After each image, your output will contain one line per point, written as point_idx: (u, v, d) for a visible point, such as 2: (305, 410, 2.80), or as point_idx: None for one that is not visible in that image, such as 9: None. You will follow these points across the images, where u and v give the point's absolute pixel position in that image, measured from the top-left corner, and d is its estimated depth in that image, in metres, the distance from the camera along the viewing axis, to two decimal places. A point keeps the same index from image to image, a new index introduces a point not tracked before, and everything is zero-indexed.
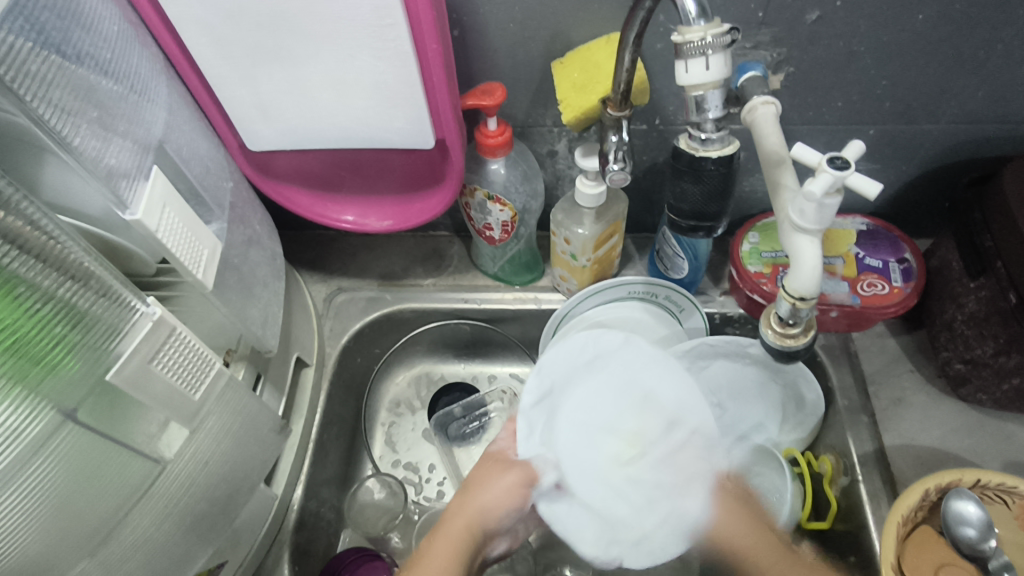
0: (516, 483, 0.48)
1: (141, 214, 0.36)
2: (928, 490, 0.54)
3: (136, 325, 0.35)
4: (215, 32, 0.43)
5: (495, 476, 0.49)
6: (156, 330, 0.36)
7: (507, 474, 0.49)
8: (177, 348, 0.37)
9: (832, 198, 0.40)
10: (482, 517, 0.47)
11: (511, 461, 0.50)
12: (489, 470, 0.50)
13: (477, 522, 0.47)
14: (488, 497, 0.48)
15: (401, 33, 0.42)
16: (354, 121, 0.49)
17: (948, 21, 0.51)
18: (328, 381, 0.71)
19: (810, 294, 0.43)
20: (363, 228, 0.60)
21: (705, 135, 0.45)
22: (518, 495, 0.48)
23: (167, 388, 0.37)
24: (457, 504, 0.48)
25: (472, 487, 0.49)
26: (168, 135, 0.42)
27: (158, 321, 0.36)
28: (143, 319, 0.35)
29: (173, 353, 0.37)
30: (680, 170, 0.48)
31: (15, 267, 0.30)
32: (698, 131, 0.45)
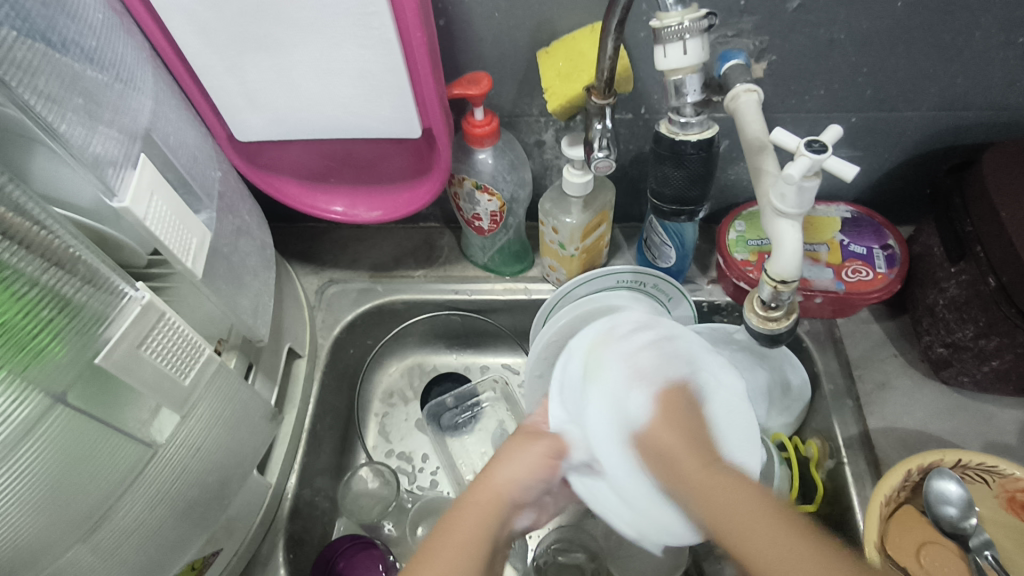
0: (545, 454, 0.47)
1: (129, 201, 0.36)
2: (911, 470, 0.55)
3: (124, 310, 0.35)
4: (200, 21, 0.43)
5: (526, 447, 0.47)
6: (145, 315, 0.36)
7: (535, 447, 0.47)
8: (166, 334, 0.38)
9: (811, 180, 0.40)
10: (512, 484, 0.45)
11: (540, 432, 0.48)
12: (518, 443, 0.48)
13: (508, 489, 0.44)
14: (513, 465, 0.46)
15: (384, 21, 0.42)
16: (341, 111, 0.50)
17: (926, 8, 0.52)
18: (321, 371, 0.71)
19: (792, 276, 0.44)
20: (353, 218, 0.61)
21: (685, 119, 0.45)
22: (545, 466, 0.46)
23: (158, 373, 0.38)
24: (487, 472, 0.46)
25: (499, 462, 0.46)
26: (156, 124, 0.42)
27: (147, 306, 0.36)
28: (132, 304, 0.35)
29: (163, 339, 0.37)
30: (662, 156, 0.49)
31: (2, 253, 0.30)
32: (678, 116, 0.45)
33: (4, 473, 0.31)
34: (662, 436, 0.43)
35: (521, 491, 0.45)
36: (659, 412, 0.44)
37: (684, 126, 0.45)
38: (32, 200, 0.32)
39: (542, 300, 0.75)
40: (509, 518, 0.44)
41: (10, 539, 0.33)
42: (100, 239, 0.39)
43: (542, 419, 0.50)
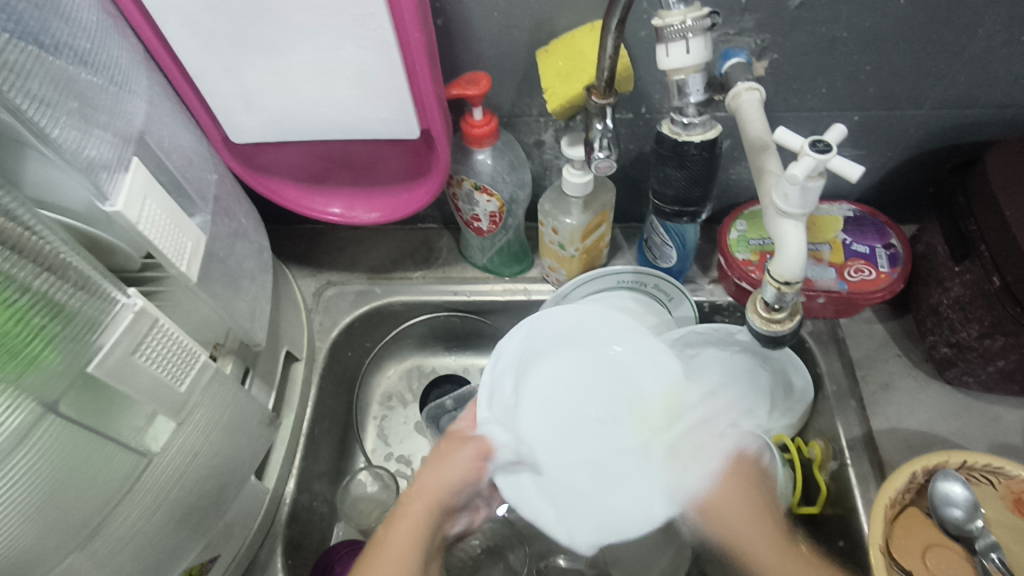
0: (475, 457, 0.47)
1: (122, 206, 0.36)
2: (915, 473, 0.54)
3: (117, 317, 0.35)
4: (196, 22, 0.42)
5: (454, 453, 0.47)
6: (139, 321, 0.35)
7: (463, 452, 0.47)
8: (161, 340, 0.37)
9: (815, 181, 0.40)
10: (442, 495, 0.47)
11: (469, 435, 0.48)
12: (448, 448, 0.48)
13: (437, 499, 0.46)
14: (441, 474, 0.47)
15: (383, 21, 0.42)
16: (338, 112, 0.49)
17: (929, 6, 0.51)
18: (319, 375, 0.71)
19: (795, 278, 0.43)
20: (350, 220, 0.60)
21: (688, 119, 0.44)
22: (474, 469, 0.47)
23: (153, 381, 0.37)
24: (418, 482, 0.47)
25: (428, 470, 0.48)
26: (149, 127, 0.41)
27: (140, 313, 0.35)
28: (125, 310, 0.35)
29: (157, 345, 0.37)
30: (664, 156, 0.48)
31: None
32: (680, 116, 0.44)
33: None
34: (716, 496, 0.46)
35: (450, 497, 0.47)
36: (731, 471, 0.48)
37: (688, 127, 0.44)
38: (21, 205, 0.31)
39: (542, 301, 0.74)
40: (440, 525, 0.47)
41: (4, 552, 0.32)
42: (92, 244, 0.38)
43: (468, 425, 0.50)
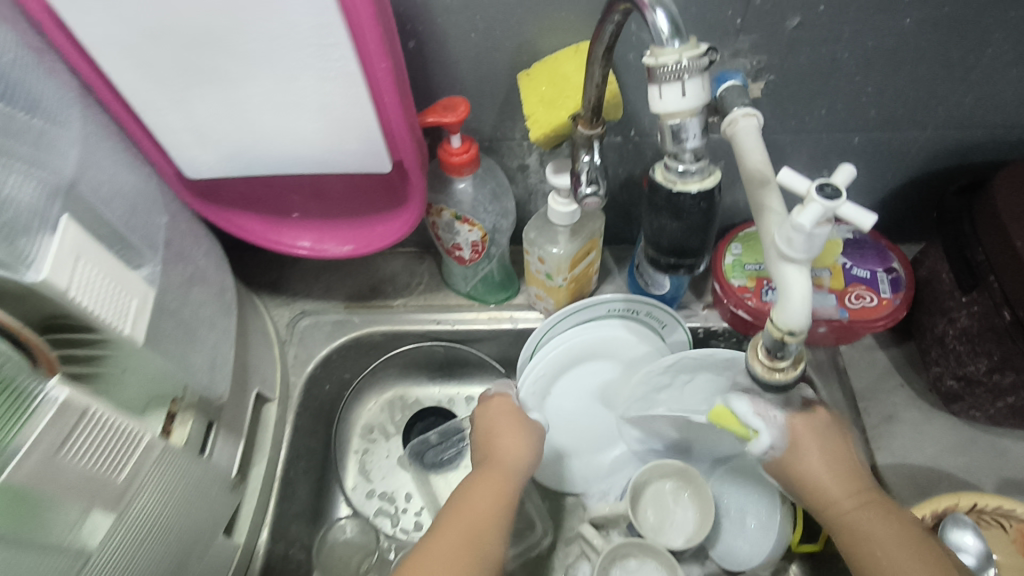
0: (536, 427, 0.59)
1: (48, 273, 0.32)
2: (925, 517, 0.52)
3: (37, 412, 0.30)
4: (137, 54, 0.38)
5: (514, 428, 0.57)
6: (66, 412, 0.30)
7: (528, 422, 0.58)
8: (93, 431, 0.32)
9: (822, 228, 0.36)
10: (520, 464, 0.54)
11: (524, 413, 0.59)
12: (512, 421, 0.57)
13: (516, 463, 0.54)
14: (516, 438, 0.56)
15: (346, 52, 0.37)
16: (302, 145, 0.45)
17: (935, 27, 0.48)
18: (294, 414, 0.67)
19: (800, 327, 0.39)
20: (321, 253, 0.55)
21: (683, 165, 0.39)
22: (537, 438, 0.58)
23: (85, 475, 0.32)
24: (493, 449, 0.55)
25: (500, 442, 0.55)
26: (83, 174, 0.37)
27: (64, 406, 0.30)
28: (45, 405, 0.30)
29: (88, 437, 0.32)
30: (657, 205, 0.44)
31: None
32: (675, 163, 0.40)
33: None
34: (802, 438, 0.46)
35: (525, 466, 0.54)
36: (806, 429, 0.46)
37: (682, 176, 0.40)
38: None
39: (529, 330, 0.71)
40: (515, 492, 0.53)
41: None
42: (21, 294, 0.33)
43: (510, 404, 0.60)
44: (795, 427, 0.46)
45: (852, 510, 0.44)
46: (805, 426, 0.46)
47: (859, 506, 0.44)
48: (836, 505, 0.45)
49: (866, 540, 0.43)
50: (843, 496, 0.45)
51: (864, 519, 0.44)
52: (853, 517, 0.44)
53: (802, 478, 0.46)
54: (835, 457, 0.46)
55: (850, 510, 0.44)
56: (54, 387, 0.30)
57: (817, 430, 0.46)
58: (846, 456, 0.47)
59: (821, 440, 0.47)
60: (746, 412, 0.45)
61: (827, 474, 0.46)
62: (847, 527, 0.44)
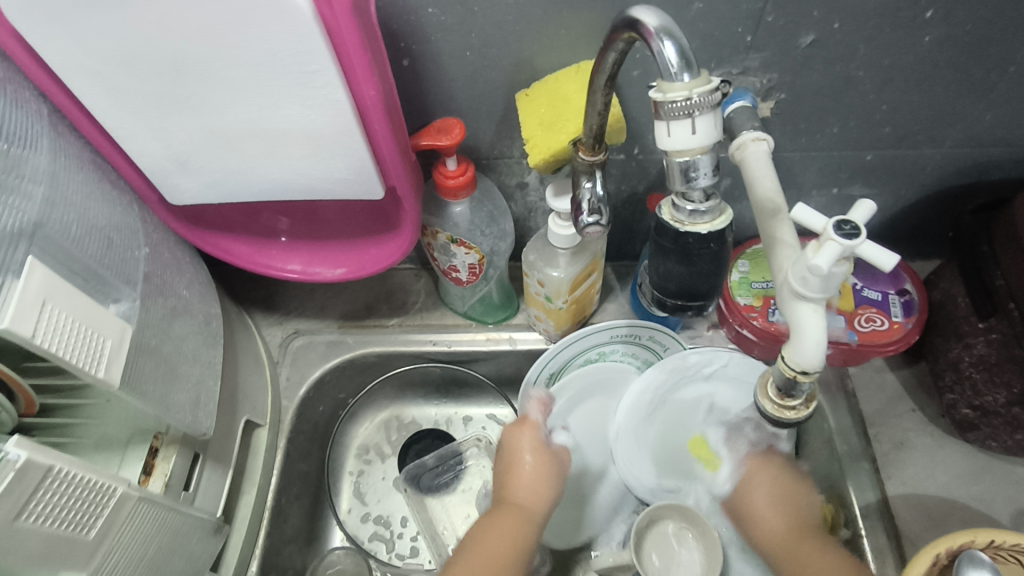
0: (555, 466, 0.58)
1: (11, 321, 0.29)
2: (938, 555, 0.50)
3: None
4: (107, 79, 0.36)
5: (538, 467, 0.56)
6: (27, 473, 0.27)
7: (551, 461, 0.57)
8: (58, 491, 0.29)
9: (840, 267, 0.34)
10: (539, 508, 0.53)
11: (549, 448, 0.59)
12: (540, 458, 0.56)
13: (534, 509, 0.53)
14: (538, 481, 0.55)
15: (330, 78, 0.35)
16: (287, 172, 0.43)
17: (955, 44, 0.45)
18: (286, 439, 0.65)
19: (814, 367, 0.37)
20: (311, 277, 0.53)
21: (693, 205, 0.36)
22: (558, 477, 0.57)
23: (47, 538, 0.29)
24: (513, 487, 0.54)
25: (521, 475, 0.54)
26: (49, 212, 0.35)
27: (26, 466, 0.27)
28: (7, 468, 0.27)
29: (52, 498, 0.29)
30: (664, 247, 0.41)
31: None
32: (683, 202, 0.36)
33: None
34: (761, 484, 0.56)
35: (542, 510, 0.53)
36: (749, 478, 0.56)
37: (692, 214, 0.37)
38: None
39: (528, 351, 0.68)
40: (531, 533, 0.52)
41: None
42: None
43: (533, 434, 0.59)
44: (752, 476, 0.56)
45: (791, 541, 0.53)
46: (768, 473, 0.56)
47: (797, 538, 0.53)
48: (775, 532, 0.54)
49: (798, 560, 0.51)
50: (783, 529, 0.54)
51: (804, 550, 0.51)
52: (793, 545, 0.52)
53: (749, 509, 0.56)
54: (773, 500, 0.55)
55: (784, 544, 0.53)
56: (12, 446, 0.27)
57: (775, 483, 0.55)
58: (783, 499, 0.55)
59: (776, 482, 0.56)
60: (717, 444, 0.59)
61: (768, 510, 0.55)
62: (784, 551, 0.53)
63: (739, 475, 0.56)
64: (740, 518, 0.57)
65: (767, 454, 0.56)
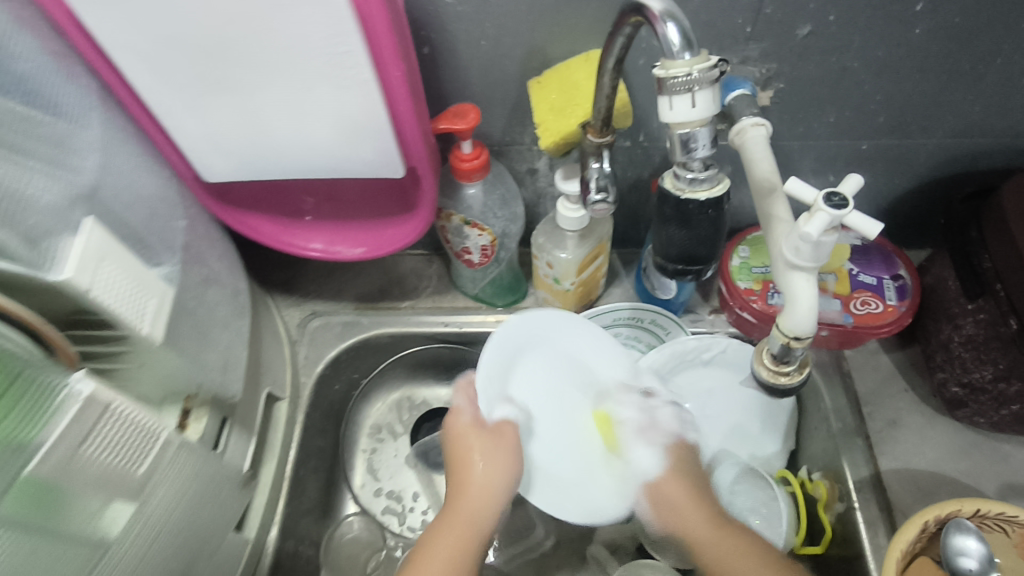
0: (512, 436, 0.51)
1: (72, 273, 0.33)
2: (927, 523, 0.52)
3: (60, 405, 0.29)
4: (153, 59, 0.39)
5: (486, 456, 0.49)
6: (87, 408, 0.30)
7: (506, 442, 0.50)
8: (115, 426, 0.31)
9: (829, 236, 0.37)
10: (484, 512, 0.48)
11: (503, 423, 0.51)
12: (488, 443, 0.50)
13: (486, 500, 0.48)
14: (491, 466, 0.49)
15: (360, 60, 0.38)
16: (315, 151, 0.45)
17: (944, 35, 0.48)
18: (303, 413, 0.67)
19: (806, 333, 0.40)
20: (333, 255, 0.56)
21: (693, 173, 0.39)
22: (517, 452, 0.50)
23: (103, 469, 0.31)
24: (460, 481, 0.49)
25: (468, 466, 0.49)
26: (104, 179, 0.38)
27: (87, 401, 0.29)
28: (69, 400, 0.29)
29: (109, 432, 0.31)
30: (666, 216, 0.43)
31: None
32: (683, 170, 0.39)
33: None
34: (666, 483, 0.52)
35: (500, 494, 0.49)
36: (669, 467, 0.53)
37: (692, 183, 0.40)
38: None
39: None
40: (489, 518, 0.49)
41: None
42: (28, 292, 0.33)
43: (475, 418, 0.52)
44: (669, 456, 0.53)
45: (710, 536, 0.49)
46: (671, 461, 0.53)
47: (716, 534, 0.49)
48: (699, 530, 0.49)
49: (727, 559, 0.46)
50: (703, 524, 0.49)
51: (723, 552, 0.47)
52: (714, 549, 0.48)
53: (660, 501, 0.51)
54: (691, 491, 0.51)
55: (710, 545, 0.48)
56: (79, 380, 0.29)
57: (682, 473, 0.52)
58: (698, 487, 0.52)
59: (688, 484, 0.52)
60: (663, 423, 0.54)
61: (683, 500, 0.51)
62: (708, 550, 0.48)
63: (661, 460, 0.53)
64: (660, 515, 0.51)
65: (683, 440, 0.54)
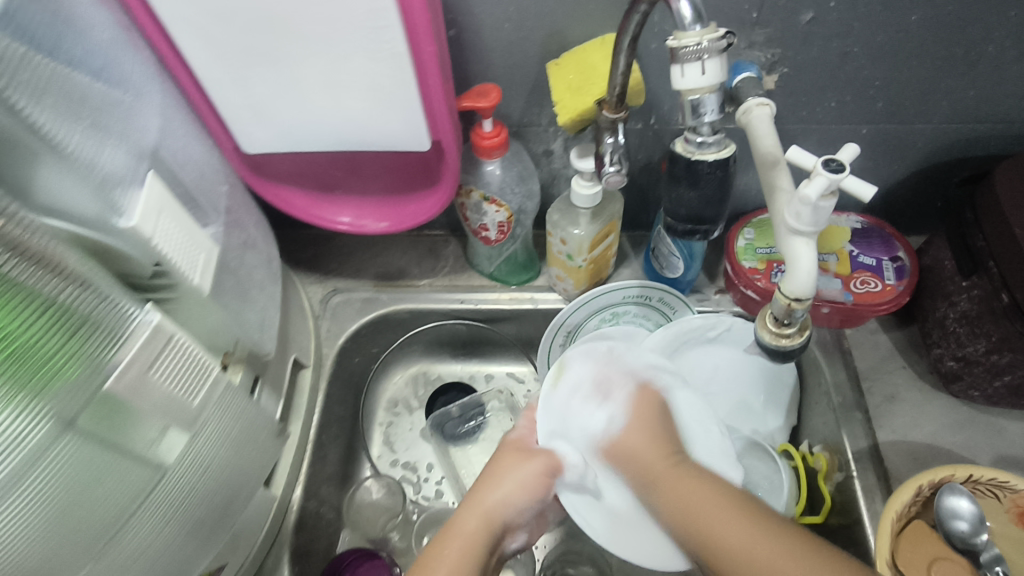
0: (542, 471, 0.50)
1: (138, 219, 0.36)
2: (921, 486, 0.53)
3: (134, 332, 0.36)
4: (207, 33, 0.42)
5: (515, 466, 0.50)
6: (155, 336, 0.37)
7: (531, 461, 0.50)
8: (175, 357, 0.38)
9: (827, 200, 0.40)
10: (509, 504, 0.48)
11: (532, 449, 0.51)
12: (512, 458, 0.51)
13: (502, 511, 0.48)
14: (513, 484, 0.48)
15: (395, 34, 0.42)
16: (348, 122, 0.49)
17: (940, 22, 0.51)
18: (326, 382, 0.70)
19: (806, 294, 0.43)
20: (360, 229, 0.60)
21: (702, 137, 0.44)
22: (542, 483, 0.49)
23: (167, 397, 0.38)
24: (484, 488, 0.49)
25: (496, 471, 0.50)
26: (164, 141, 0.42)
27: (156, 329, 0.37)
28: (141, 327, 0.36)
29: (171, 362, 0.38)
30: (677, 175, 0.47)
31: (14, 274, 0.31)
32: (694, 134, 0.44)
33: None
34: (629, 436, 0.51)
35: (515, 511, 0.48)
36: (631, 412, 0.52)
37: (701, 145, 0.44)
38: (30, 217, 0.33)
39: (549, 310, 0.74)
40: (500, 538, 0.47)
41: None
42: (96, 250, 0.37)
43: (529, 435, 0.54)
44: (633, 407, 0.53)
45: (659, 469, 0.48)
46: (639, 408, 0.52)
47: (669, 469, 0.47)
48: (689, 501, 0.44)
49: (685, 497, 0.45)
50: (654, 458, 0.49)
51: (704, 505, 0.43)
52: (696, 509, 0.43)
53: (620, 445, 0.51)
54: (653, 432, 0.51)
55: (705, 517, 0.43)
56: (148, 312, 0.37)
57: (647, 418, 0.52)
58: (658, 429, 0.51)
59: (646, 416, 0.52)
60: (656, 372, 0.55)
61: (643, 442, 0.50)
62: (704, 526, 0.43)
63: (623, 412, 0.52)
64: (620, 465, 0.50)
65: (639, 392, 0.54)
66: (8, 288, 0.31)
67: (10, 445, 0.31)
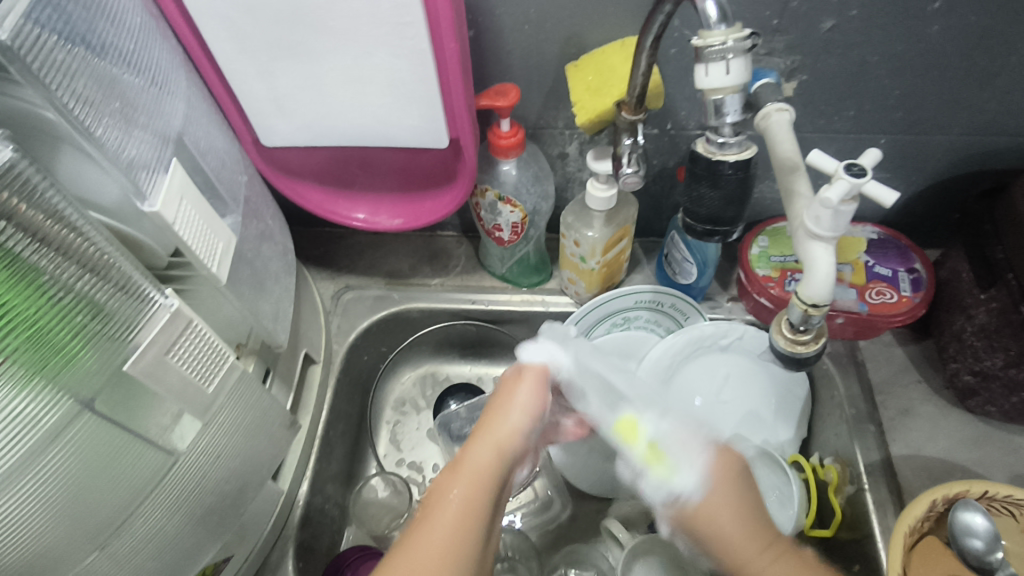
0: (534, 392, 0.45)
1: (160, 206, 0.37)
2: (936, 500, 0.52)
3: (154, 316, 0.37)
4: (233, 25, 0.43)
5: (512, 390, 0.46)
6: (175, 320, 0.38)
7: (525, 380, 0.46)
8: (193, 341, 0.39)
9: (848, 205, 0.40)
10: (512, 432, 0.43)
11: (521, 370, 0.47)
12: (505, 386, 0.46)
13: (509, 441, 0.43)
14: (517, 408, 0.44)
15: (419, 30, 0.42)
16: (369, 118, 0.49)
17: (962, 33, 0.51)
18: (335, 378, 0.70)
19: (824, 301, 0.42)
20: (374, 225, 0.60)
21: (723, 139, 0.44)
22: (539, 403, 0.45)
23: (182, 380, 0.39)
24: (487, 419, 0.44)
25: (493, 405, 0.45)
26: (186, 128, 0.44)
27: (175, 313, 0.38)
28: (161, 311, 0.37)
29: (189, 346, 0.39)
30: (697, 175, 0.47)
31: (13, 246, 0.29)
32: (716, 135, 0.44)
33: (5, 499, 0.31)
34: (713, 502, 0.41)
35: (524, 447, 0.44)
36: (713, 473, 0.42)
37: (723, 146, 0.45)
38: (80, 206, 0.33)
39: (560, 313, 0.74)
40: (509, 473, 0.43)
41: (18, 551, 0.33)
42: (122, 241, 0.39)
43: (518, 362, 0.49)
44: (715, 470, 0.42)
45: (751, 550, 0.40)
46: (718, 478, 0.42)
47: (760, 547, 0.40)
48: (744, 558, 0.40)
49: None
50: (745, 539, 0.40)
51: None
52: None
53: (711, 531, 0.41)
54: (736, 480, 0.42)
55: None
56: (170, 295, 0.38)
57: (727, 488, 0.42)
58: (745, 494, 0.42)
59: (737, 496, 0.42)
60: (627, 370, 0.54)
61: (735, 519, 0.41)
62: None
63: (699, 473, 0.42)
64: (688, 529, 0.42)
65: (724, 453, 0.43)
66: (30, 272, 0.30)
67: (28, 426, 0.31)
